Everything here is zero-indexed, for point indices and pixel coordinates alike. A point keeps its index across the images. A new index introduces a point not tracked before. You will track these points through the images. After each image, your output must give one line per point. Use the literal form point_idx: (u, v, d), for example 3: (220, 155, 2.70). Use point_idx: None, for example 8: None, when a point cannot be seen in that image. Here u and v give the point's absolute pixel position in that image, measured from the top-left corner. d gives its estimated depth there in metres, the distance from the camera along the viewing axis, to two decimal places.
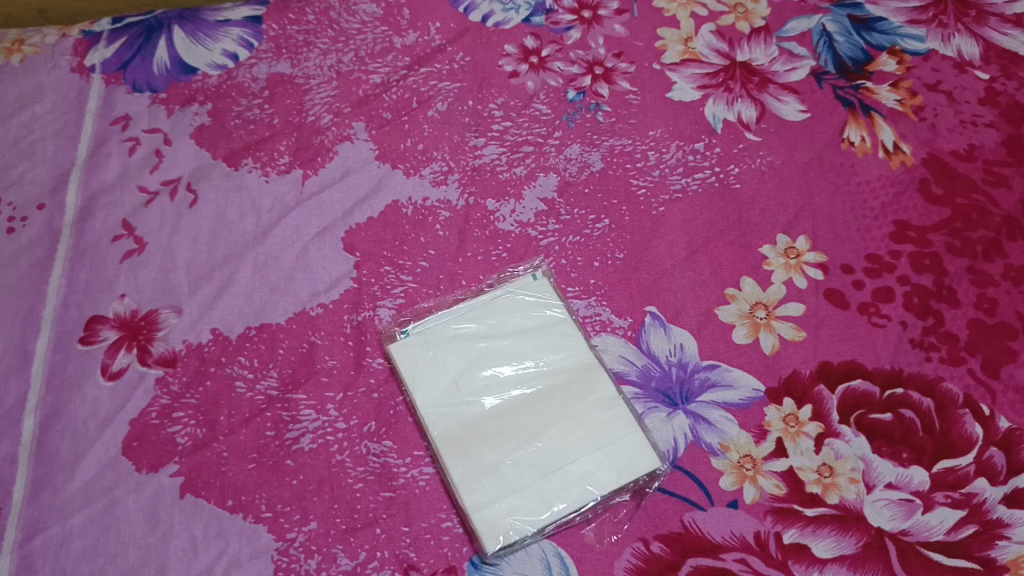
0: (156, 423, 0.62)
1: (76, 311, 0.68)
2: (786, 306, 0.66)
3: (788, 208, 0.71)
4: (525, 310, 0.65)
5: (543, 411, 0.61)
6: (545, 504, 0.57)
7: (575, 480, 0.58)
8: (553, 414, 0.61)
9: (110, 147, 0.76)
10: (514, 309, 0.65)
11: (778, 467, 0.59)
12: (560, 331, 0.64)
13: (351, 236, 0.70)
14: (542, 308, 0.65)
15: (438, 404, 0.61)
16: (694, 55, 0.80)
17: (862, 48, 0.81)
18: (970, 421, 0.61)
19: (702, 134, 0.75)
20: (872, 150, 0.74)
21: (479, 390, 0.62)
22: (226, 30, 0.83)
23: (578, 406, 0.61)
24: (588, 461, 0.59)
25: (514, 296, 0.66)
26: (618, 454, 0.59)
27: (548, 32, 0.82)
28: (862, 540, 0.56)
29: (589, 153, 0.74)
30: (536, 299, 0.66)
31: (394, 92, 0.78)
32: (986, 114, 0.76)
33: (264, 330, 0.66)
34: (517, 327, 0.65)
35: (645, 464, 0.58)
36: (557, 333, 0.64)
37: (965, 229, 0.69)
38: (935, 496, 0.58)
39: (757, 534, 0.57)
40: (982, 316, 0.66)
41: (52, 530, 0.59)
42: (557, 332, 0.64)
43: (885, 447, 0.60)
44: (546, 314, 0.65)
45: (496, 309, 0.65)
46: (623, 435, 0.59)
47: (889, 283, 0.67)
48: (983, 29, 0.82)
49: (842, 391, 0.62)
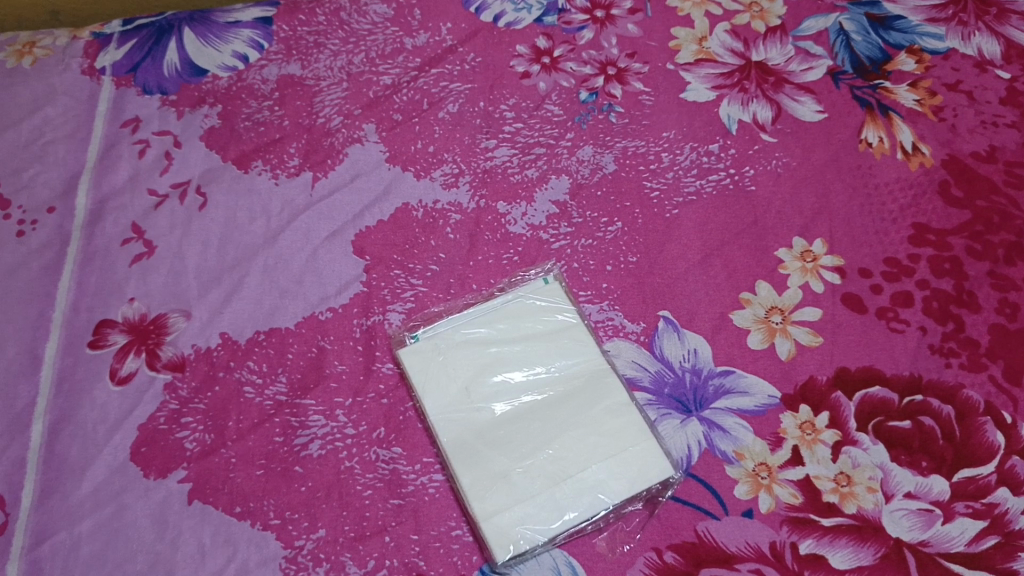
0: (165, 429, 0.62)
1: (86, 315, 0.68)
2: (802, 311, 0.65)
3: (804, 211, 0.70)
4: (536, 314, 0.65)
5: (554, 418, 0.60)
6: (556, 513, 0.56)
7: (586, 489, 0.57)
8: (565, 420, 0.60)
9: (121, 150, 0.76)
10: (524, 313, 0.65)
11: (794, 475, 0.58)
12: (572, 337, 0.64)
13: (361, 239, 0.70)
14: (554, 312, 0.65)
15: (447, 411, 0.60)
16: (708, 55, 0.79)
17: (880, 46, 0.79)
18: (991, 429, 0.60)
19: (716, 135, 0.74)
20: (890, 151, 0.73)
21: (490, 395, 0.61)
22: (236, 31, 0.83)
23: (590, 412, 0.60)
24: (599, 469, 0.58)
25: (524, 301, 0.65)
26: (630, 462, 0.58)
27: (560, 32, 0.81)
28: (881, 552, 0.55)
29: (601, 155, 0.73)
30: (548, 304, 0.65)
31: (405, 93, 0.78)
32: (1008, 114, 0.74)
33: (273, 334, 0.65)
34: (527, 330, 0.64)
35: (657, 472, 0.58)
36: (569, 339, 0.63)
37: (986, 232, 0.68)
38: (955, 506, 0.57)
39: (773, 544, 0.56)
40: (1004, 322, 0.64)
41: (61, 536, 0.59)
42: (569, 337, 0.64)
43: (904, 456, 0.59)
44: (557, 317, 0.65)
45: (506, 314, 0.65)
46: (635, 444, 0.59)
47: (909, 287, 0.66)
48: (1004, 27, 0.80)
49: (859, 398, 0.61)
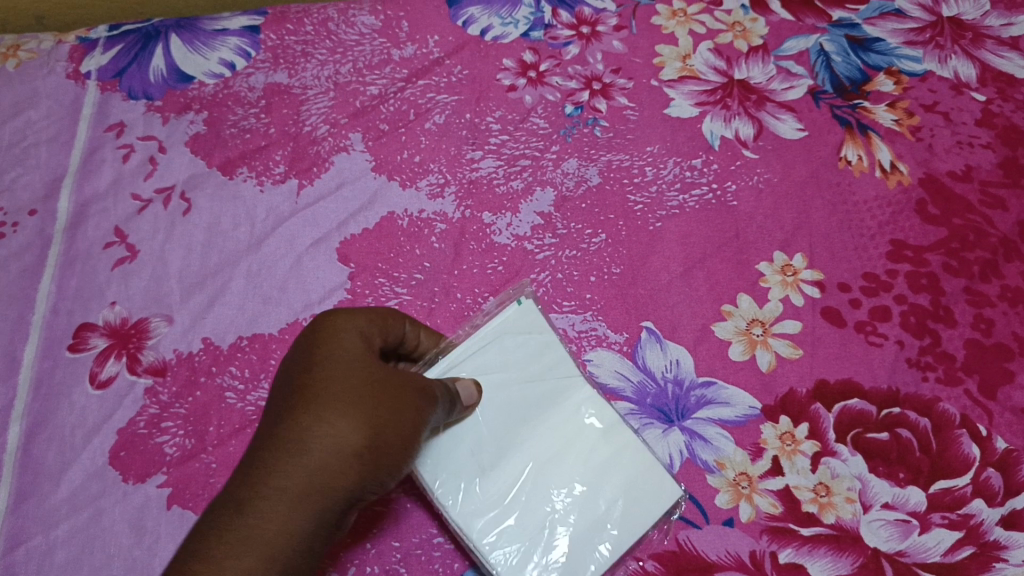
0: (145, 433, 0.62)
1: (66, 318, 0.67)
2: (782, 324, 0.66)
3: (785, 225, 0.71)
4: (518, 344, 0.60)
5: (553, 458, 0.58)
6: (586, 553, 0.55)
7: (582, 549, 0.55)
8: (564, 459, 0.58)
9: (104, 154, 0.76)
10: (512, 350, 0.60)
11: (774, 486, 0.59)
12: (557, 365, 0.60)
13: (345, 247, 0.70)
14: (534, 337, 0.61)
15: (437, 458, 0.57)
16: (692, 73, 0.80)
17: (859, 68, 0.80)
18: (967, 441, 0.61)
19: (699, 150, 0.75)
20: (869, 169, 0.74)
21: (478, 435, 0.58)
22: (223, 39, 0.82)
23: (586, 443, 0.58)
24: (611, 498, 0.56)
25: (502, 329, 0.61)
26: (639, 486, 0.56)
27: (547, 47, 0.82)
28: (859, 561, 0.56)
29: (586, 167, 0.74)
30: (526, 330, 0.61)
31: (391, 104, 0.78)
32: (983, 135, 0.76)
33: (255, 340, 0.65)
34: (513, 372, 0.60)
35: (667, 494, 0.56)
36: (553, 367, 0.60)
37: (962, 249, 0.69)
38: (932, 517, 0.58)
39: (752, 553, 0.56)
40: (979, 337, 0.65)
41: (36, 540, 0.58)
42: (561, 377, 0.60)
43: (881, 467, 0.59)
44: (543, 347, 0.61)
45: (493, 351, 0.60)
46: (639, 465, 0.57)
47: (886, 302, 0.67)
48: (979, 51, 0.81)
49: (838, 409, 0.62)
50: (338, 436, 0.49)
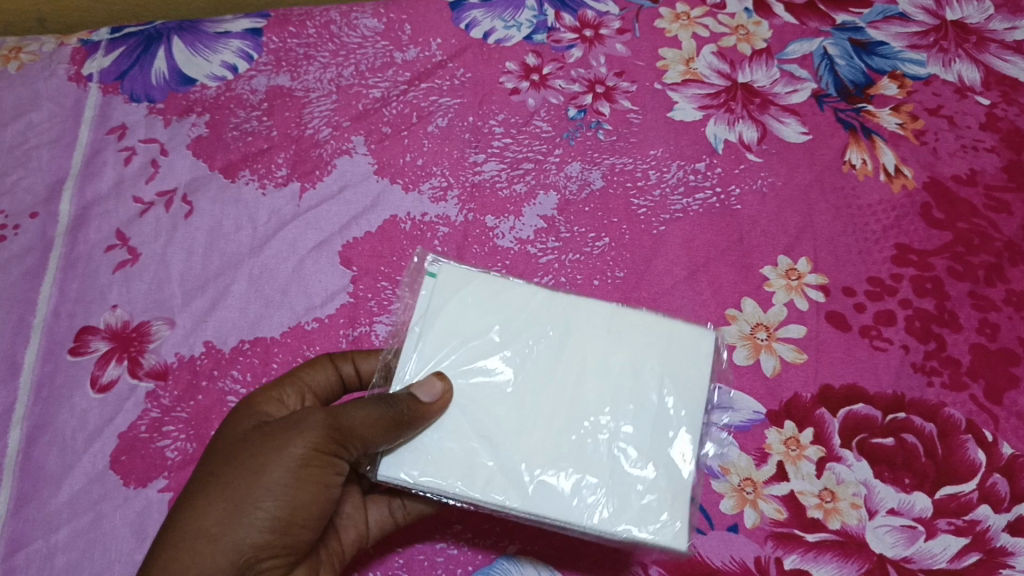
0: (146, 437, 0.61)
1: (67, 322, 0.67)
2: (786, 328, 0.65)
3: (789, 229, 0.71)
4: (461, 312, 0.53)
5: (571, 410, 0.51)
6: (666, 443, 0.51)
7: (662, 463, 0.51)
8: (584, 402, 0.51)
9: (106, 156, 0.75)
10: (460, 323, 0.53)
11: (778, 491, 0.59)
12: (512, 318, 0.54)
13: (348, 250, 0.70)
14: (472, 300, 0.54)
15: (435, 456, 0.49)
16: (695, 76, 0.80)
17: (862, 72, 0.80)
18: (973, 446, 0.60)
19: (702, 154, 0.75)
20: (873, 173, 0.74)
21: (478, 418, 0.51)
22: (225, 42, 0.82)
23: (592, 378, 0.52)
24: (651, 386, 0.52)
25: (435, 306, 0.54)
26: (666, 358, 0.53)
27: (550, 50, 0.81)
28: (864, 568, 0.56)
29: (589, 171, 0.74)
30: (459, 296, 0.54)
31: (394, 107, 0.78)
32: (987, 139, 0.76)
33: (258, 344, 0.65)
34: (480, 340, 0.53)
35: (700, 344, 0.53)
36: (508, 321, 0.53)
37: (966, 253, 0.69)
38: (938, 523, 0.57)
39: (757, 559, 0.56)
40: (984, 341, 0.65)
41: (36, 545, 0.58)
42: (520, 329, 0.53)
43: (887, 473, 0.59)
44: (486, 304, 0.54)
45: (445, 329, 0.53)
46: (654, 336, 0.53)
47: (891, 306, 0.66)
48: (983, 55, 0.80)
49: (843, 414, 0.61)
50: (196, 514, 0.47)
